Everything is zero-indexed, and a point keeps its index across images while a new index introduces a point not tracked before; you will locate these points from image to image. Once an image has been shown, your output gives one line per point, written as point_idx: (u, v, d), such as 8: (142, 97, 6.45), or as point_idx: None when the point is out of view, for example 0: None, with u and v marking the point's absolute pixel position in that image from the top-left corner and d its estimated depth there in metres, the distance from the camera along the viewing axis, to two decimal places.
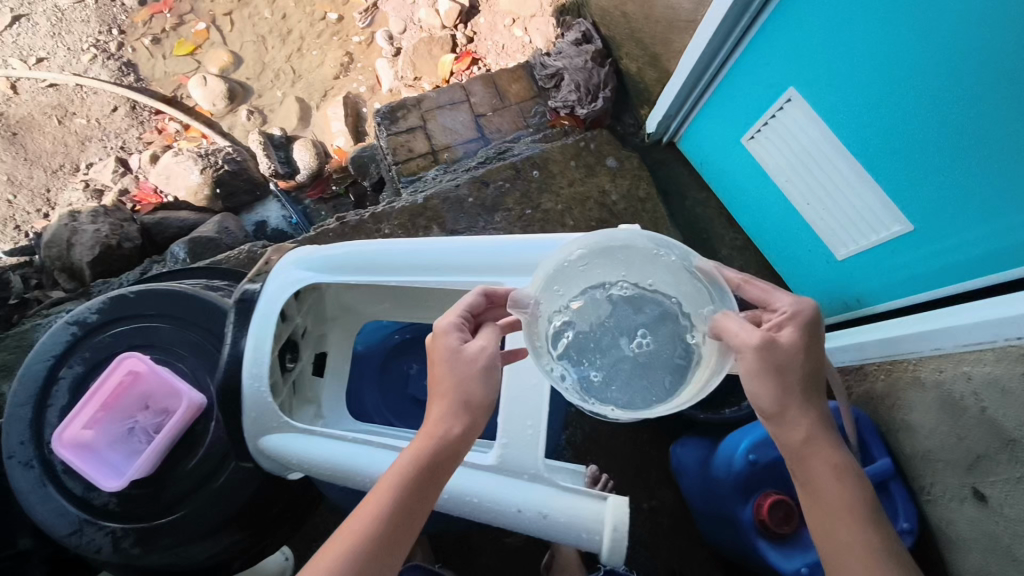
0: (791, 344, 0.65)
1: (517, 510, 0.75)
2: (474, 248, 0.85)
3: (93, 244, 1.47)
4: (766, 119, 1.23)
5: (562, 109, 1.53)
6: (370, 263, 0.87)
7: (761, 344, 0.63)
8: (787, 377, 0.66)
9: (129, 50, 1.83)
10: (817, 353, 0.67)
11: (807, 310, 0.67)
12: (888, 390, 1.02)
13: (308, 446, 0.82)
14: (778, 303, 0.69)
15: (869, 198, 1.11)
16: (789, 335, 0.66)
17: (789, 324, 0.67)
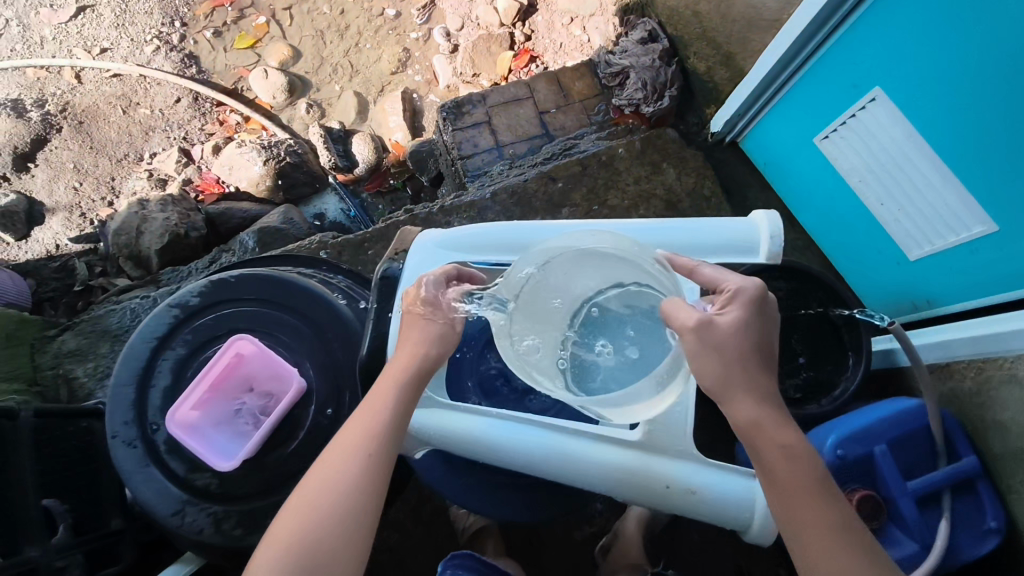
0: (734, 323, 0.70)
1: (669, 487, 0.82)
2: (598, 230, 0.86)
3: (163, 232, 1.48)
4: (844, 119, 1.22)
5: (626, 106, 1.54)
6: (490, 243, 0.91)
7: (697, 324, 0.69)
8: (733, 353, 0.70)
9: (190, 42, 1.87)
10: (759, 333, 0.72)
11: (750, 289, 0.73)
12: (977, 388, 1.03)
13: (449, 425, 0.88)
14: (726, 283, 0.74)
15: (951, 199, 1.09)
16: (732, 313, 0.71)
17: (732, 302, 0.72)
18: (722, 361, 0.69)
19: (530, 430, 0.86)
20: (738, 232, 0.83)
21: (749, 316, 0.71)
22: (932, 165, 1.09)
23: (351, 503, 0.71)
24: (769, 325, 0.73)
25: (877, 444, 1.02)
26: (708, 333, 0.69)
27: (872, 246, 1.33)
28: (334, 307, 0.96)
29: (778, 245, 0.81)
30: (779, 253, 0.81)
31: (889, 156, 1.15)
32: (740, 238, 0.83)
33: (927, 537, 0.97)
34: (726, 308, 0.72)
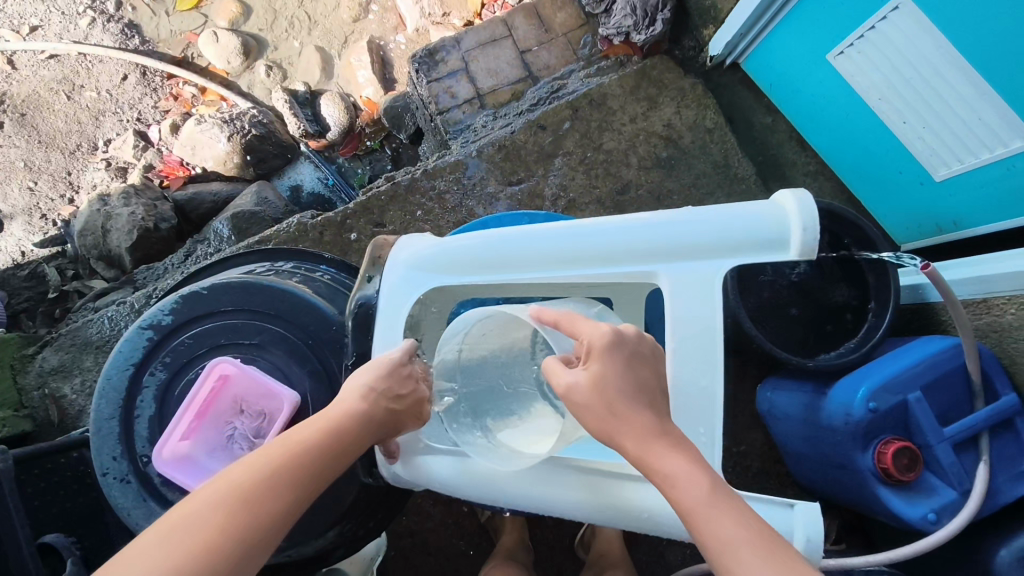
0: (588, 382, 0.64)
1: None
2: (605, 233, 0.74)
3: (130, 228, 1.38)
4: (863, 31, 1.08)
5: (615, 36, 1.39)
6: (476, 262, 0.79)
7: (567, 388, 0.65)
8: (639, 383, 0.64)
9: (129, 10, 1.70)
10: (636, 370, 0.66)
11: (601, 340, 0.66)
12: (1020, 323, 0.91)
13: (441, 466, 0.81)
14: (584, 334, 0.67)
15: (986, 113, 0.97)
16: (591, 371, 0.65)
17: (591, 358, 0.66)
18: (599, 414, 0.64)
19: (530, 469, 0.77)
20: (762, 226, 0.71)
21: (609, 367, 0.65)
22: (964, 75, 0.96)
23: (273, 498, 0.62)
24: (643, 357, 0.67)
25: (912, 393, 0.91)
26: (570, 402, 0.66)
27: (892, 168, 1.20)
28: (319, 310, 0.88)
29: (812, 242, 0.69)
30: (813, 251, 0.70)
31: (915, 71, 1.02)
32: (765, 234, 0.71)
33: (966, 482, 0.90)
34: (585, 364, 0.66)
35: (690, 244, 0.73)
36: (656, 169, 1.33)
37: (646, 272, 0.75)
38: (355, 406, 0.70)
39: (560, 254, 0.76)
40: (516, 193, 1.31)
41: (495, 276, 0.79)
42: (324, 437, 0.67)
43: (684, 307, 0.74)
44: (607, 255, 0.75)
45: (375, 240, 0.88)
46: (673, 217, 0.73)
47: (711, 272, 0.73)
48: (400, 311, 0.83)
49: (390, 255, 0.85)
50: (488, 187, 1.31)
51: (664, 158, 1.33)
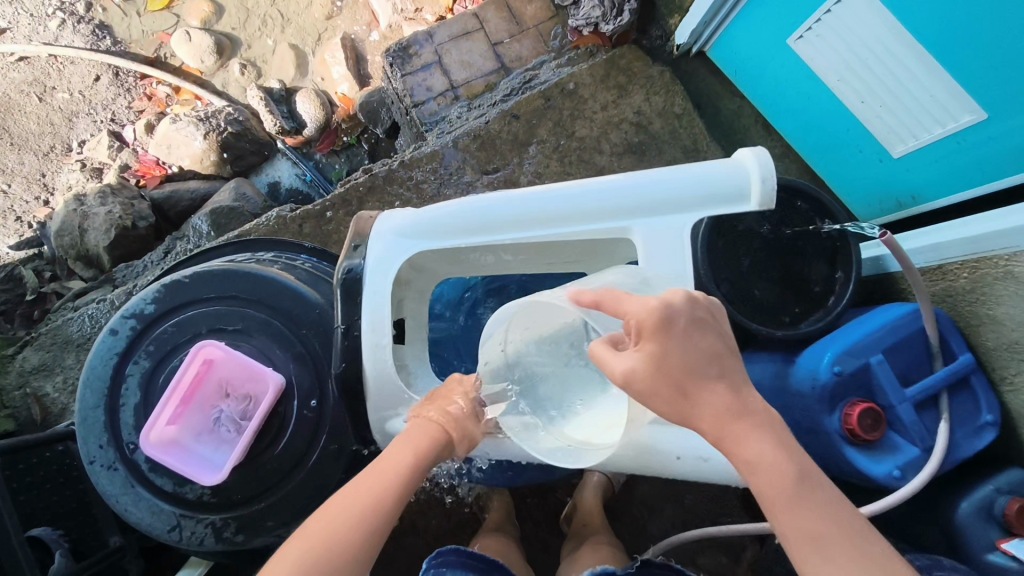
0: (645, 365, 0.61)
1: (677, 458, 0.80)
2: (579, 193, 0.78)
3: (108, 227, 1.38)
4: (819, 16, 1.12)
5: (585, 27, 1.41)
6: (456, 227, 0.82)
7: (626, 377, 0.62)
8: (681, 363, 0.62)
9: (99, 11, 1.70)
10: (689, 340, 0.62)
11: (648, 316, 0.62)
12: (972, 286, 0.96)
13: None
14: (630, 312, 0.63)
15: (936, 90, 1.02)
16: (647, 353, 0.61)
17: (644, 337, 0.62)
18: (668, 397, 0.61)
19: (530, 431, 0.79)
20: (724, 180, 0.76)
21: (666, 344, 0.61)
22: (914, 53, 1.01)
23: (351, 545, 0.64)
24: (691, 322, 0.63)
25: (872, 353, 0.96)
26: (630, 390, 0.62)
27: (853, 148, 1.25)
28: (302, 295, 0.90)
29: (770, 193, 0.75)
30: (771, 198, 0.76)
31: (869, 51, 1.07)
32: (727, 186, 0.76)
33: (927, 440, 0.95)
34: (637, 345, 0.62)
35: (659, 199, 0.77)
36: (628, 155, 1.36)
37: (619, 228, 0.79)
38: (420, 449, 0.73)
39: (539, 216, 0.79)
40: (492, 181, 1.34)
41: (474, 240, 0.82)
42: (400, 488, 0.69)
43: (654, 262, 0.79)
44: (582, 213, 0.78)
45: (358, 214, 0.91)
46: (641, 176, 0.77)
47: (678, 224, 0.78)
48: (386, 277, 0.86)
49: (373, 227, 0.88)
50: (465, 176, 1.34)
51: (635, 145, 1.37)
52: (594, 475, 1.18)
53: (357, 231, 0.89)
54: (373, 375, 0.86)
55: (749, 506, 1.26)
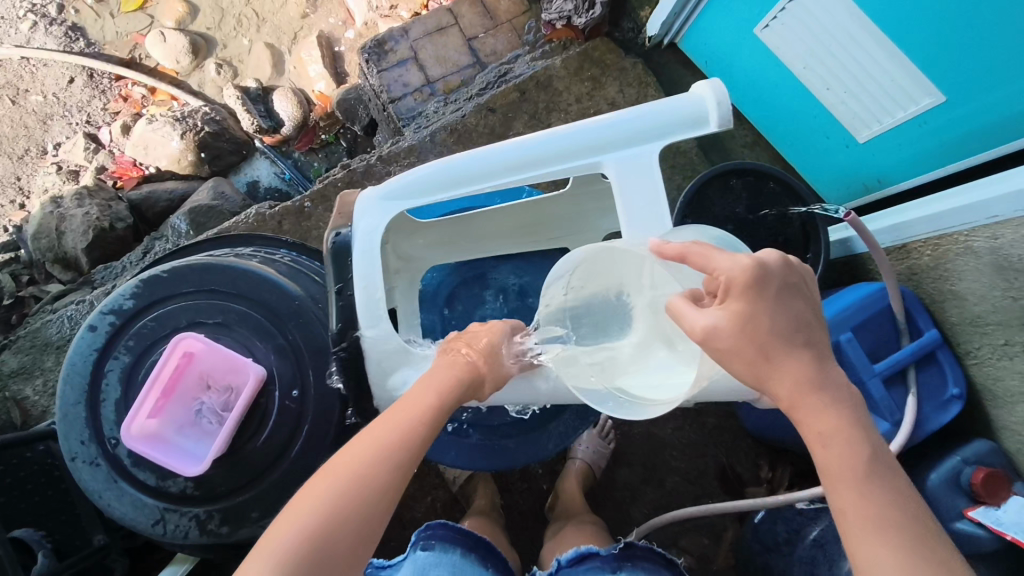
0: (729, 321, 0.62)
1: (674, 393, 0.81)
2: (542, 140, 0.79)
3: (86, 228, 1.38)
4: (782, 6, 1.15)
5: (558, 21, 1.42)
6: (432, 191, 0.83)
7: (704, 332, 0.62)
8: (759, 323, 0.62)
9: (72, 12, 1.70)
10: (773, 300, 0.62)
11: (740, 274, 0.62)
12: (935, 263, 0.98)
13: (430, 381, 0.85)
14: (718, 270, 0.63)
15: (895, 73, 1.05)
16: (731, 310, 0.62)
17: (729, 294, 0.62)
18: (747, 356, 0.62)
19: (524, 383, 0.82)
20: (685, 109, 0.77)
21: (754, 303, 0.62)
22: (875, 40, 1.04)
23: (380, 481, 0.65)
24: (780, 284, 0.63)
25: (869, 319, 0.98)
26: (709, 347, 0.63)
27: (820, 135, 1.29)
28: (281, 286, 0.90)
29: (727, 114, 0.76)
30: (728, 121, 0.76)
31: (832, 38, 1.10)
32: (688, 113, 0.77)
33: (897, 414, 0.97)
34: (722, 303, 0.63)
35: (625, 133, 0.78)
36: None
37: (590, 164, 0.79)
38: (442, 392, 0.72)
39: (514, 162, 0.79)
40: None
41: (456, 193, 0.82)
42: (420, 426, 0.69)
43: (633, 207, 0.80)
44: (549, 156, 0.79)
45: (341, 193, 0.93)
46: (601, 118, 0.78)
47: (648, 156, 0.79)
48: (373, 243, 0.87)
49: (359, 196, 0.88)
50: None
51: None
52: (575, 466, 1.22)
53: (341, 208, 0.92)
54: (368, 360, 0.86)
55: (727, 486, 1.29)
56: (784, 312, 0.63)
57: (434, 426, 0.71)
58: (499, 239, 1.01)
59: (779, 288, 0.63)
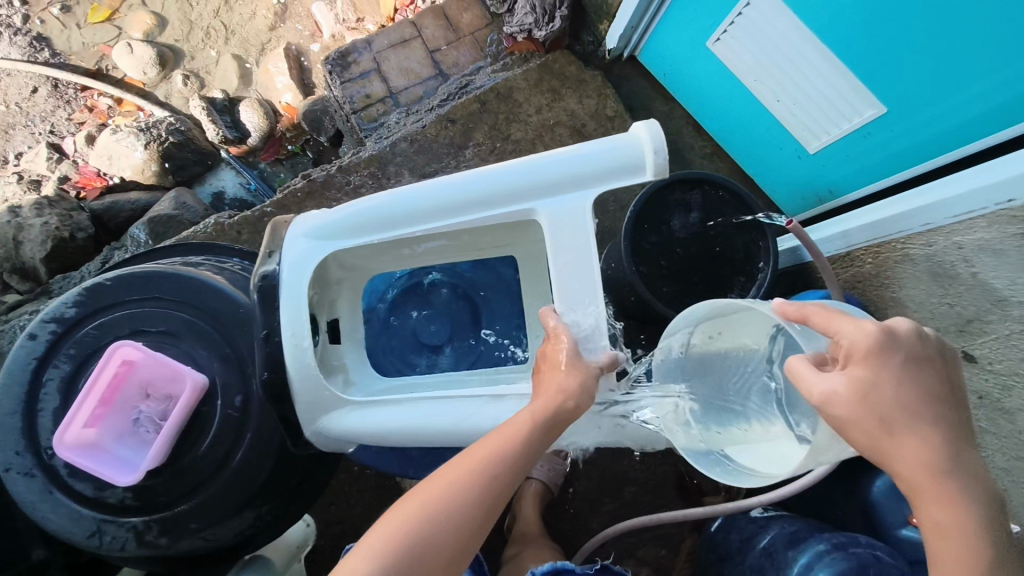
0: (851, 388, 0.59)
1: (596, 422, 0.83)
2: (476, 178, 0.78)
3: (45, 238, 1.36)
4: (732, 18, 1.17)
5: (519, 33, 1.45)
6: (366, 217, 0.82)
7: (823, 400, 0.59)
8: (882, 394, 0.60)
9: (37, 23, 1.70)
10: (900, 374, 0.60)
11: (864, 342, 0.61)
12: (878, 271, 0.99)
13: (379, 420, 0.80)
14: (840, 335, 0.62)
15: (839, 86, 1.06)
16: (852, 377, 0.60)
17: (850, 363, 0.61)
18: (870, 427, 0.59)
19: (464, 410, 0.78)
20: (619, 153, 0.75)
21: (877, 372, 0.60)
22: (819, 54, 1.06)
23: (475, 499, 0.67)
24: (908, 356, 0.61)
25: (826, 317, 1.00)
26: (826, 414, 0.60)
27: (774, 146, 1.30)
28: (225, 294, 0.90)
29: (662, 162, 0.73)
30: (665, 169, 0.74)
31: (780, 52, 1.11)
32: (621, 158, 0.75)
33: None
34: (843, 370, 0.61)
35: (555, 174, 0.76)
36: None
37: (523, 210, 0.79)
38: (538, 408, 0.70)
39: (446, 202, 0.79)
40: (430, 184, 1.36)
41: (391, 223, 0.81)
42: (515, 448, 0.68)
43: (567, 265, 0.78)
44: (481, 199, 0.78)
45: (273, 219, 0.87)
46: (534, 159, 0.77)
47: (582, 204, 0.78)
48: (302, 286, 0.81)
49: (286, 233, 0.85)
50: (403, 180, 1.36)
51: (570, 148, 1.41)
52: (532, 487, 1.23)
53: (271, 236, 0.85)
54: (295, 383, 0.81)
55: (684, 494, 1.29)
56: (914, 383, 0.61)
57: (533, 444, 0.69)
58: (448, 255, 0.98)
59: (909, 358, 0.61)
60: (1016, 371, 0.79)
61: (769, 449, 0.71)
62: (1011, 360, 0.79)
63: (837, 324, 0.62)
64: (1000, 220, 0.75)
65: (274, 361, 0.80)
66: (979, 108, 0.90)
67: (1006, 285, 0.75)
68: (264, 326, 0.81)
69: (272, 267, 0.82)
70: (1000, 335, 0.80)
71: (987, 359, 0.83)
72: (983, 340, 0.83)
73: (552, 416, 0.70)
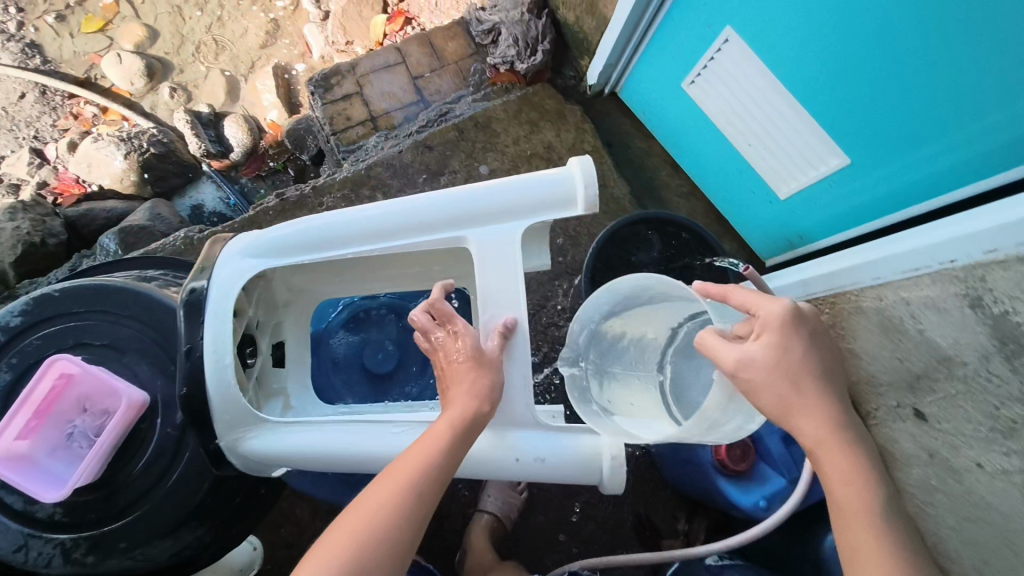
0: (761, 354, 0.66)
1: (516, 459, 0.77)
2: (419, 206, 0.79)
3: (14, 243, 1.34)
4: (705, 62, 1.18)
5: (501, 64, 1.47)
6: (311, 240, 0.81)
7: (738, 361, 0.66)
8: (787, 358, 0.67)
9: (31, 30, 1.73)
10: (803, 343, 0.68)
11: (776, 314, 0.69)
12: (833, 321, 0.99)
13: (306, 441, 0.80)
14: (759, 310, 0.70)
15: (806, 134, 1.07)
16: (764, 341, 0.67)
17: (763, 332, 0.68)
18: (780, 389, 0.67)
19: (392, 439, 0.79)
20: (553, 187, 0.77)
21: (784, 341, 0.68)
22: (785, 102, 1.06)
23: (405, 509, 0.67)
24: (809, 331, 0.69)
25: None
26: (742, 377, 0.66)
27: (747, 189, 1.31)
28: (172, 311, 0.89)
29: (593, 198, 0.76)
30: (595, 205, 0.76)
31: (749, 97, 1.12)
32: (560, 194, 0.77)
33: (794, 472, 0.98)
34: (757, 338, 0.68)
35: (490, 203, 0.78)
36: None
37: (455, 237, 0.80)
38: (457, 410, 0.73)
39: (391, 227, 0.80)
40: None
41: (335, 247, 0.81)
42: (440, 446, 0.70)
43: (488, 290, 0.79)
44: (422, 223, 0.79)
45: (213, 237, 0.87)
46: (473, 189, 0.79)
47: (511, 237, 0.78)
48: (228, 304, 0.80)
49: (220, 253, 0.84)
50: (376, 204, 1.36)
51: None
52: (482, 520, 1.21)
53: (206, 254, 0.84)
54: (217, 408, 0.79)
55: (643, 538, 1.26)
56: (816, 355, 0.69)
57: (456, 444, 0.71)
58: (400, 283, 0.98)
59: (809, 335, 0.69)
60: (961, 432, 0.76)
61: (655, 423, 0.77)
62: (958, 420, 0.76)
63: (757, 299, 0.70)
64: (944, 278, 0.76)
65: (201, 384, 0.79)
66: (932, 165, 0.90)
67: (950, 343, 0.75)
68: (186, 340, 0.79)
69: (202, 282, 0.81)
70: (947, 394, 0.78)
71: (936, 418, 0.80)
72: (932, 398, 0.80)
73: (471, 414, 0.73)
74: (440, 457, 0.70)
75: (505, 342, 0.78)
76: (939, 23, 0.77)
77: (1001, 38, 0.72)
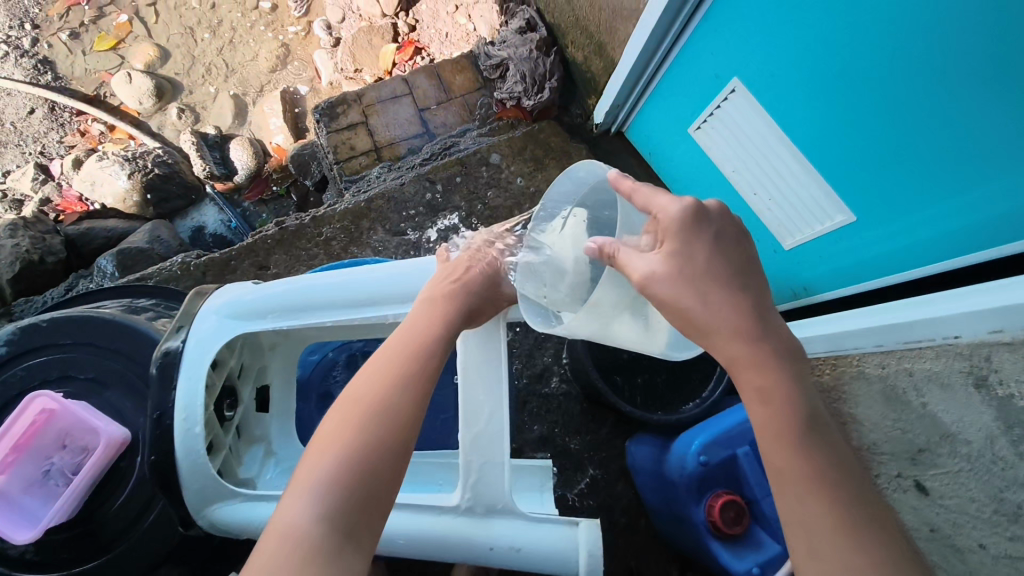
0: (663, 267, 0.65)
1: (490, 548, 0.75)
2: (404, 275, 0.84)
3: (12, 260, 1.33)
4: (711, 110, 1.19)
5: (508, 100, 1.47)
6: (295, 302, 0.82)
7: (643, 273, 0.66)
8: (705, 274, 0.65)
9: (45, 47, 1.75)
10: (713, 245, 0.66)
11: (674, 215, 0.67)
12: (835, 384, 0.97)
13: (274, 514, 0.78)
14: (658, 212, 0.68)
15: (811, 189, 1.05)
16: (667, 246, 0.66)
17: (665, 239, 0.67)
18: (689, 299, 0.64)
19: None
20: None
21: (690, 244, 0.66)
22: (791, 156, 1.05)
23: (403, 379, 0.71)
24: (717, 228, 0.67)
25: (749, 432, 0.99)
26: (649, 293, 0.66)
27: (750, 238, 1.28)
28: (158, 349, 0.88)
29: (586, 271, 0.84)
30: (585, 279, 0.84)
31: (754, 147, 1.11)
32: None
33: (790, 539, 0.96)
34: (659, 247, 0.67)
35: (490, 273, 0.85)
36: None
37: None
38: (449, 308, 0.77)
39: (376, 294, 0.83)
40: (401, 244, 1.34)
41: (317, 310, 0.82)
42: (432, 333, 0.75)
43: (474, 342, 0.80)
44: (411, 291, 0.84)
45: (195, 289, 0.87)
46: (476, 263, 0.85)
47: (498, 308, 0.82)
48: (202, 365, 0.79)
49: (200, 308, 0.83)
50: (376, 236, 1.34)
51: None
52: None
53: (184, 311, 0.83)
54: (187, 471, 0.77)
55: None
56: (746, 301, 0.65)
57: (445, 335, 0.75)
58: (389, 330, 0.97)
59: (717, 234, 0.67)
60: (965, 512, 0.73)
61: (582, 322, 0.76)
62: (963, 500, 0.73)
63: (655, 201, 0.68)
64: (948, 353, 0.74)
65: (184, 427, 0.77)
66: (932, 229, 0.87)
67: (955, 420, 0.73)
68: (156, 405, 0.77)
69: (178, 342, 0.79)
70: (951, 470, 0.75)
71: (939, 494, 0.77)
72: (935, 473, 0.77)
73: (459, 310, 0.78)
74: (433, 343, 0.74)
75: (485, 389, 0.78)
76: (944, 82, 0.77)
77: (1002, 102, 0.71)
